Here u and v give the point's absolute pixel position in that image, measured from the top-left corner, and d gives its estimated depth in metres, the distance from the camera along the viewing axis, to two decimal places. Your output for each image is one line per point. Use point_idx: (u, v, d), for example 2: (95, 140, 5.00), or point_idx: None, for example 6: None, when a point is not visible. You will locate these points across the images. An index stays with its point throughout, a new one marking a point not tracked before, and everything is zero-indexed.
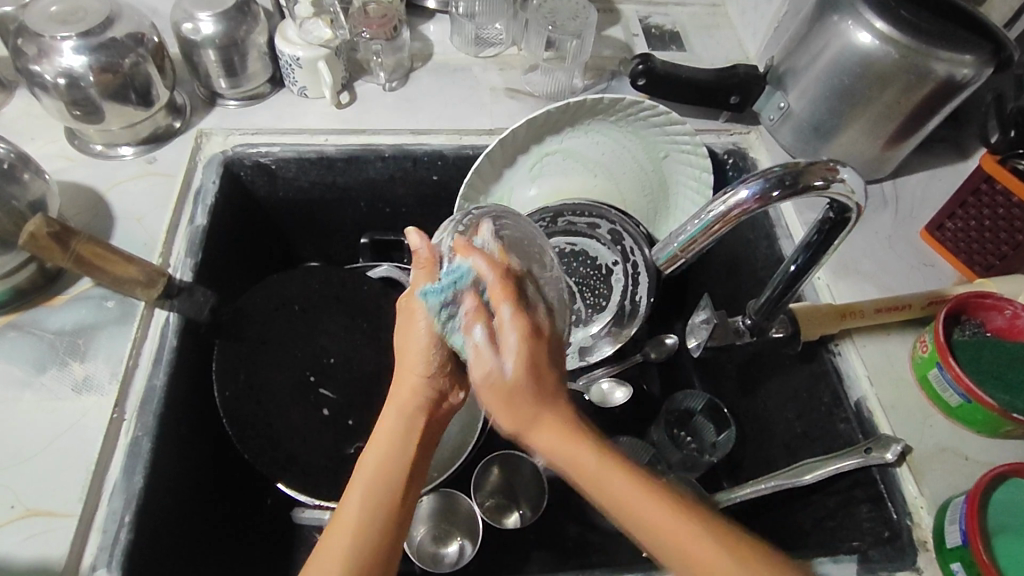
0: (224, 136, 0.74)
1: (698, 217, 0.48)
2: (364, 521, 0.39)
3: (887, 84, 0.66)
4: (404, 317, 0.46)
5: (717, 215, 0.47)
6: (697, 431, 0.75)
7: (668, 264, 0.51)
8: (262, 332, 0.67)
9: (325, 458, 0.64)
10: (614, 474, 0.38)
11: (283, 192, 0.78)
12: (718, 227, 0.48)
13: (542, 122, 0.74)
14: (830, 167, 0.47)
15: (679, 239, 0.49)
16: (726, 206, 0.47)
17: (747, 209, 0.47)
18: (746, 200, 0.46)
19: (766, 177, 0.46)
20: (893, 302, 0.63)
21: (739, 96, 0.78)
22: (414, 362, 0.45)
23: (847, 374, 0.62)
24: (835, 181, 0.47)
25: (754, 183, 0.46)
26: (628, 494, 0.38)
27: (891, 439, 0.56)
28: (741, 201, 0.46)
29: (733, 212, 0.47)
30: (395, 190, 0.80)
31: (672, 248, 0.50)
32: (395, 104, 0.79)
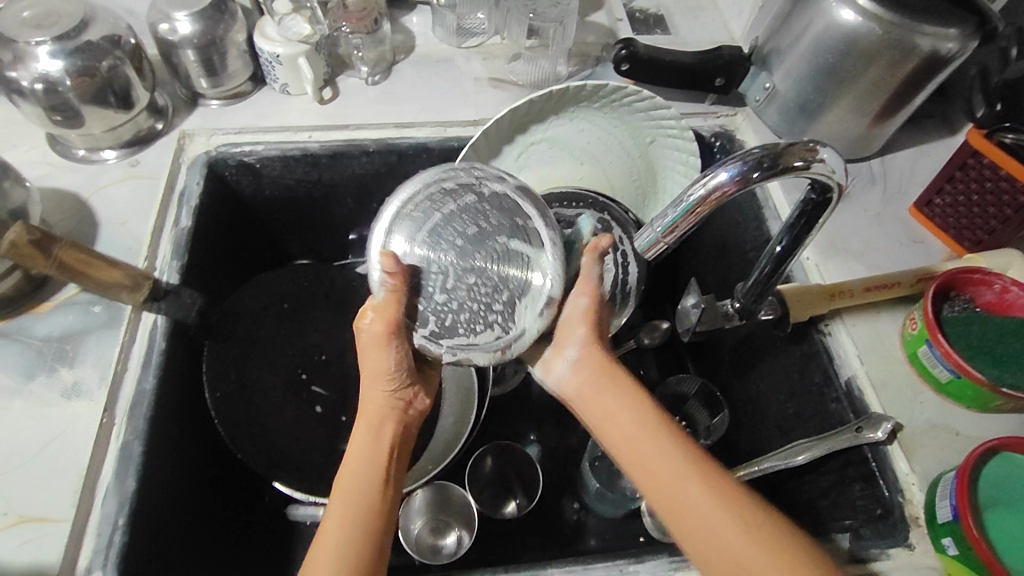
0: (207, 136, 0.73)
1: (679, 201, 0.47)
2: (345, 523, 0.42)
3: (871, 61, 0.65)
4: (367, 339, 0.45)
5: (697, 198, 0.46)
6: (692, 416, 0.73)
7: (650, 250, 0.50)
8: (252, 331, 0.67)
9: (317, 453, 0.65)
10: (641, 421, 0.45)
11: (268, 191, 0.77)
12: (699, 211, 0.47)
13: (526, 111, 0.74)
14: (810, 148, 0.46)
15: (661, 225, 0.49)
16: (705, 189, 0.46)
17: (727, 192, 0.46)
18: (725, 185, 0.46)
19: (748, 159, 0.45)
20: (882, 280, 0.63)
21: (724, 79, 0.78)
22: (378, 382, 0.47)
23: (838, 353, 0.62)
24: (815, 161, 0.46)
25: (733, 166, 0.45)
26: (644, 445, 0.44)
27: (875, 418, 0.56)
28: (720, 184, 0.46)
29: (715, 194, 0.46)
30: (381, 184, 0.80)
31: (654, 234, 0.49)
32: (379, 99, 0.78)
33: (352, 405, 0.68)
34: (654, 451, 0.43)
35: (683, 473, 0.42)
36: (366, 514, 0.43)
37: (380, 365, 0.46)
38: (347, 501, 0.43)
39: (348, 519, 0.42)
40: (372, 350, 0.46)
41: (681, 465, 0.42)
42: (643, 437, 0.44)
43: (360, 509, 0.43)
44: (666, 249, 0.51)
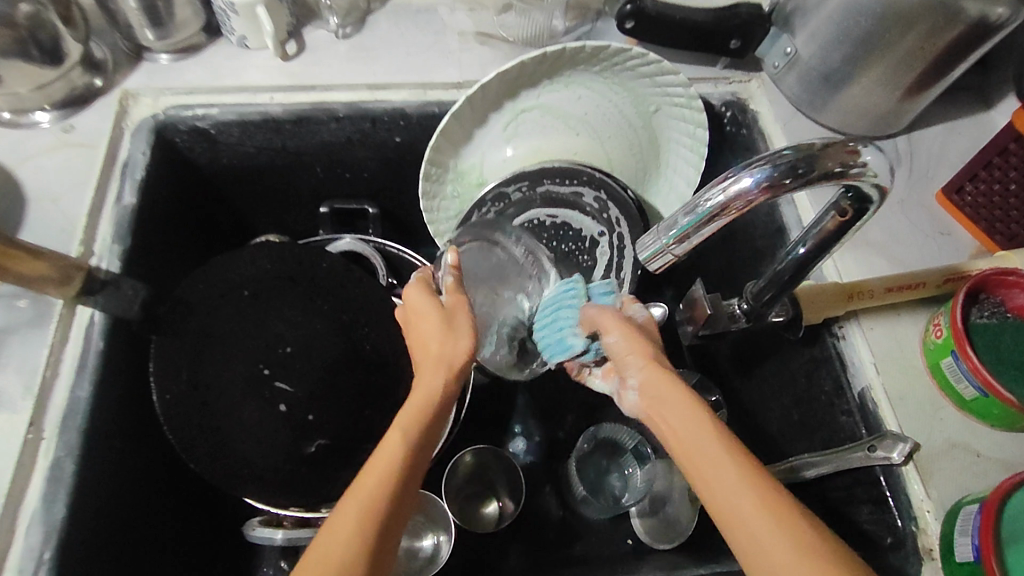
0: (154, 97, 0.65)
1: (694, 207, 0.40)
2: (409, 431, 0.42)
3: (910, 26, 0.57)
4: (423, 308, 0.49)
5: (716, 205, 0.39)
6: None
7: (653, 260, 0.43)
8: (206, 323, 0.62)
9: (280, 462, 0.61)
10: (700, 434, 0.39)
11: (226, 159, 0.70)
12: (717, 219, 0.40)
13: (517, 75, 0.65)
14: (850, 149, 0.39)
15: (669, 232, 0.41)
16: (728, 197, 0.39)
17: (750, 201, 0.39)
18: (749, 194, 0.39)
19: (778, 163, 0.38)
20: (904, 280, 0.57)
21: (739, 41, 0.68)
22: (444, 351, 0.46)
23: (852, 360, 0.57)
24: (854, 166, 0.39)
25: (760, 170, 0.38)
26: (704, 453, 0.39)
27: (886, 433, 0.52)
28: (744, 191, 0.38)
29: (739, 203, 0.39)
30: (354, 154, 0.72)
31: (660, 242, 0.41)
32: (351, 55, 0.69)
33: (320, 401, 0.64)
34: (711, 469, 0.38)
35: (751, 508, 0.37)
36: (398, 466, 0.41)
37: (460, 325, 0.48)
38: (401, 443, 0.42)
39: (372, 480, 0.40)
40: (436, 316, 0.48)
41: (744, 488, 0.37)
42: (705, 446, 0.39)
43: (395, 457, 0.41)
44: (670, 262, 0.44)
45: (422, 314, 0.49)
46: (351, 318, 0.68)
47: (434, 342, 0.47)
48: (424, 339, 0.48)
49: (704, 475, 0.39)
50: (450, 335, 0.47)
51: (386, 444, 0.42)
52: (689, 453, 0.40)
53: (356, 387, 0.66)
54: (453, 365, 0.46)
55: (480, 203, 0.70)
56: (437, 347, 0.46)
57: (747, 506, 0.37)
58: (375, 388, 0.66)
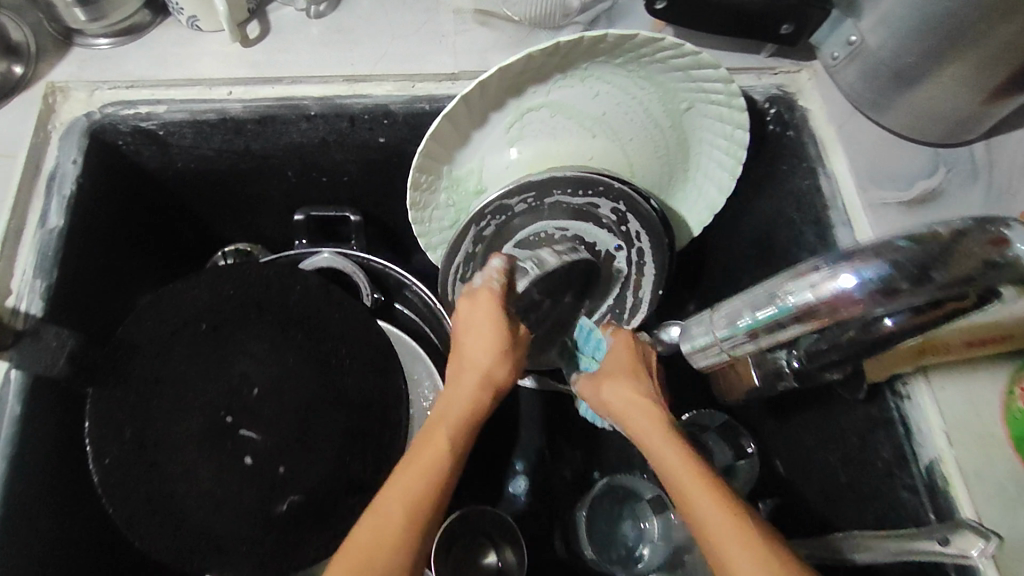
0: (87, 92, 0.54)
1: (770, 303, 0.38)
2: (436, 457, 0.46)
3: (1016, 15, 0.45)
4: (477, 318, 0.52)
5: (797, 305, 0.36)
6: (709, 446, 0.64)
7: (708, 350, 0.44)
8: (155, 368, 0.54)
9: (244, 527, 0.53)
10: (700, 488, 0.42)
11: (181, 162, 0.60)
12: (798, 320, 0.37)
13: (522, 69, 0.54)
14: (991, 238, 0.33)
15: (736, 325, 0.41)
16: (815, 296, 0.35)
17: (839, 305, 0.35)
18: (849, 295, 0.34)
19: (892, 261, 0.33)
20: (988, 333, 0.48)
21: (791, 26, 0.57)
22: (490, 366, 0.51)
23: (918, 426, 0.48)
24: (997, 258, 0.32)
25: (860, 271, 0.34)
26: (706, 508, 0.41)
27: (964, 524, 0.43)
28: (836, 292, 0.35)
29: (832, 305, 0.35)
30: (331, 156, 0.62)
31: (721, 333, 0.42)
32: (325, 39, 0.57)
33: (291, 453, 0.55)
34: (710, 520, 0.41)
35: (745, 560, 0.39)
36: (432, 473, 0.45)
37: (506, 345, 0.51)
38: (447, 443, 0.47)
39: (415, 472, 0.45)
40: (485, 334, 0.51)
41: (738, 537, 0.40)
42: (705, 500, 0.42)
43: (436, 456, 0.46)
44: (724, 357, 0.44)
45: (472, 328, 0.52)
46: (329, 351, 0.57)
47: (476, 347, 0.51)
48: (466, 355, 0.51)
49: (691, 508, 0.42)
50: (496, 355, 0.51)
51: (432, 440, 0.47)
52: (688, 502, 0.43)
53: (337, 433, 0.56)
54: (490, 378, 0.51)
55: (479, 218, 0.58)
56: (472, 361, 0.51)
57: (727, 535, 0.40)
58: (358, 431, 0.56)
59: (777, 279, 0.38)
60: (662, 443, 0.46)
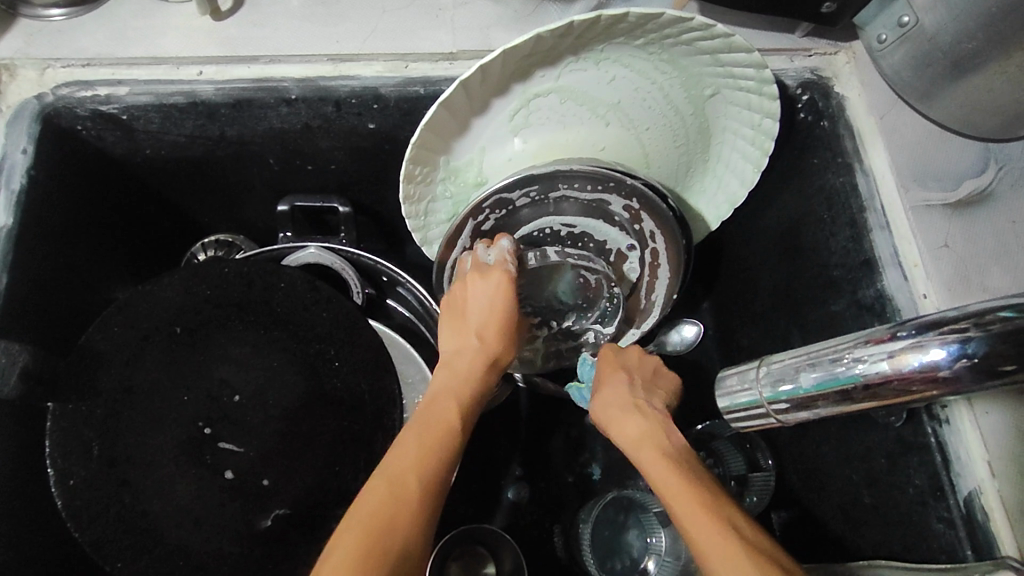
0: (39, 70, 0.48)
1: (837, 367, 0.33)
2: (435, 422, 0.44)
3: None
4: (482, 289, 0.50)
5: (876, 373, 0.32)
6: (720, 454, 0.60)
7: (744, 412, 0.38)
8: (125, 376, 0.48)
9: (224, 547, 0.48)
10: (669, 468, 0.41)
11: (149, 149, 0.54)
12: (865, 387, 0.32)
13: (529, 51, 0.48)
14: None
15: (785, 388, 0.36)
16: (892, 367, 0.31)
17: (925, 380, 0.31)
18: (935, 371, 0.30)
19: (999, 336, 0.29)
20: None
21: (834, 3, 0.50)
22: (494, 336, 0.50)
23: (958, 456, 0.44)
24: None
25: (956, 343, 0.30)
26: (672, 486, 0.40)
27: (1003, 566, 0.40)
28: (924, 365, 0.30)
29: (906, 380, 0.31)
30: (316, 143, 0.56)
31: (764, 394, 0.37)
32: (306, 11, 0.51)
33: (278, 465, 0.50)
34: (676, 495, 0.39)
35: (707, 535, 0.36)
36: (445, 440, 0.43)
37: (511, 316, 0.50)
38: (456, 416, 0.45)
39: (431, 437, 0.43)
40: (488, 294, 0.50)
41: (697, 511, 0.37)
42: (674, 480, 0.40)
43: (446, 428, 0.44)
44: (766, 426, 0.38)
45: (475, 299, 0.50)
46: (316, 355, 0.52)
47: (491, 313, 0.49)
48: (472, 322, 0.50)
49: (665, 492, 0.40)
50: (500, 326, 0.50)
51: (436, 412, 0.44)
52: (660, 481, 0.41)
53: (324, 444, 0.51)
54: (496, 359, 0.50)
55: (476, 212, 0.53)
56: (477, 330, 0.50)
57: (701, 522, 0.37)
58: (349, 436, 0.51)
59: (848, 340, 0.34)
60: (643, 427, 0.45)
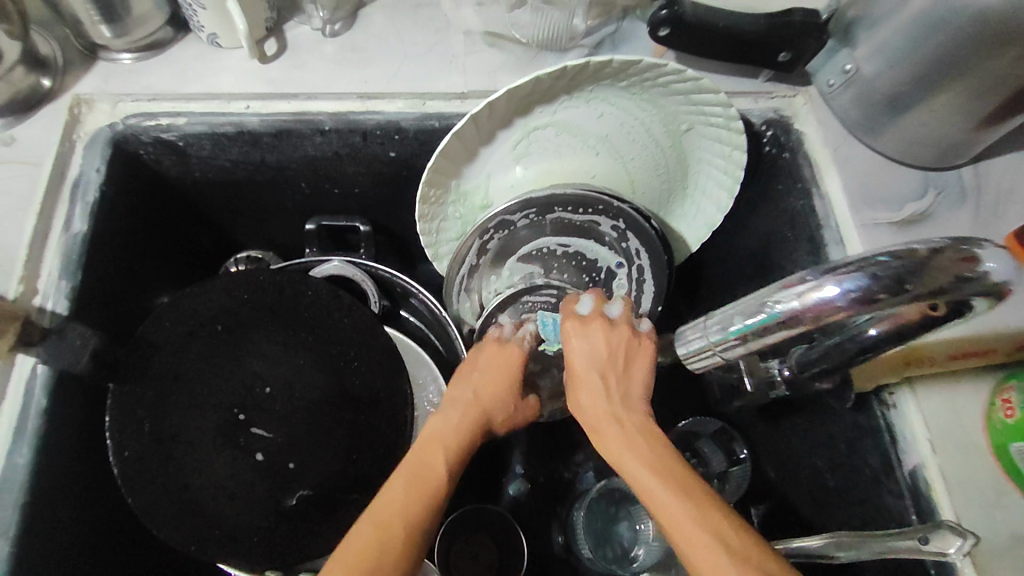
0: (112, 103, 0.56)
1: (757, 311, 0.38)
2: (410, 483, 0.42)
3: (1003, 48, 0.48)
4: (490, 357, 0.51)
5: (786, 310, 0.36)
6: (703, 453, 0.65)
7: (696, 356, 0.43)
8: (172, 364, 0.55)
9: (256, 518, 0.53)
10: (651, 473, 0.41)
11: (198, 172, 0.62)
12: (783, 325, 0.37)
13: (530, 91, 0.56)
14: (963, 255, 0.33)
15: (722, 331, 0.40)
16: (800, 305, 0.36)
17: (827, 312, 0.35)
18: (831, 303, 0.35)
19: (875, 270, 0.34)
20: (969, 346, 0.51)
21: (789, 54, 0.59)
22: (491, 392, 0.49)
23: (903, 436, 0.50)
24: (973, 279, 0.33)
25: (846, 279, 0.35)
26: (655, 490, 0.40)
27: (945, 524, 0.45)
28: (824, 301, 0.35)
29: (813, 315, 0.35)
30: (343, 169, 0.64)
31: (708, 340, 0.41)
32: (339, 57, 0.60)
33: (302, 449, 0.56)
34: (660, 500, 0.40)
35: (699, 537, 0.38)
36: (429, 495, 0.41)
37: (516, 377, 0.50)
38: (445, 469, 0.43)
39: (419, 488, 0.42)
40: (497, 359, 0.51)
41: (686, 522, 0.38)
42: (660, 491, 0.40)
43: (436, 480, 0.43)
44: (717, 362, 0.43)
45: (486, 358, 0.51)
46: (338, 355, 0.59)
47: (488, 391, 0.49)
48: (471, 375, 0.50)
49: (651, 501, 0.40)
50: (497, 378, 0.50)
51: (423, 465, 0.43)
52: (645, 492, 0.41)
53: (345, 431, 0.57)
54: (485, 404, 0.49)
55: (483, 231, 0.61)
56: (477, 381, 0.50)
57: (696, 532, 0.38)
58: (366, 425, 0.57)
59: (767, 288, 0.38)
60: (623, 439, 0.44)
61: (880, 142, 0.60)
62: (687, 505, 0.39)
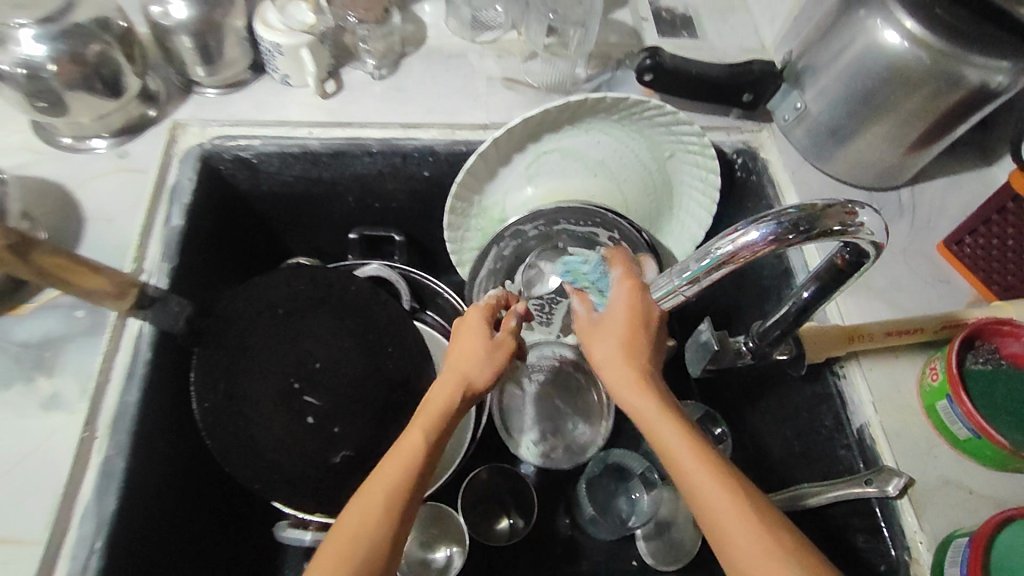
0: (202, 127, 0.69)
1: (704, 255, 0.44)
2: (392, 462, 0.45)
3: (914, 89, 0.61)
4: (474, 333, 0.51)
5: (724, 254, 0.43)
6: None
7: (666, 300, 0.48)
8: (243, 338, 0.66)
9: (308, 469, 0.64)
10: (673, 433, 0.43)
11: (265, 185, 0.74)
12: (725, 266, 0.44)
13: (540, 121, 0.70)
14: (848, 211, 0.43)
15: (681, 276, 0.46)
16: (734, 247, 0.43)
17: (756, 251, 0.43)
18: (756, 243, 0.42)
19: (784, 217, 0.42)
20: (903, 325, 0.61)
21: (752, 95, 0.73)
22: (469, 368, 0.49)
23: (852, 400, 0.61)
24: (852, 226, 0.43)
25: (766, 226, 0.42)
26: (676, 449, 0.43)
27: (886, 469, 0.56)
28: (751, 243, 0.42)
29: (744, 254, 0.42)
30: (384, 185, 0.76)
31: (672, 284, 0.47)
32: (385, 95, 0.74)
33: (346, 416, 0.67)
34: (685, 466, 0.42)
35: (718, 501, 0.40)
36: (406, 468, 0.45)
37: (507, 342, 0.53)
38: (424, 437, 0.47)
39: (396, 465, 0.45)
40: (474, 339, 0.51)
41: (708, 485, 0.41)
42: (685, 457, 0.42)
43: (412, 454, 0.46)
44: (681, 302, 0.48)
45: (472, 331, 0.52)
46: (376, 340, 0.69)
47: (466, 367, 0.49)
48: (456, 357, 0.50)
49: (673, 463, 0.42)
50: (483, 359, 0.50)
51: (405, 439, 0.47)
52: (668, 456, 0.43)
53: (380, 401, 0.67)
54: (468, 384, 0.49)
55: (498, 239, 0.73)
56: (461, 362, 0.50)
57: (720, 500, 0.40)
58: (398, 396, 0.68)
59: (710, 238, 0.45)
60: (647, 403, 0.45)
61: (837, 163, 0.71)
62: (709, 473, 0.41)
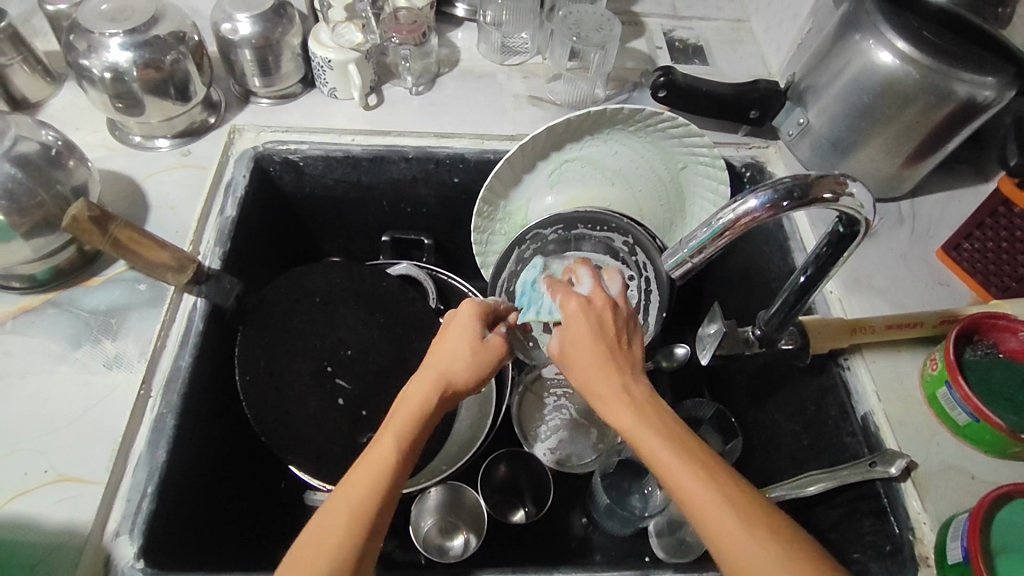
0: (256, 132, 0.77)
1: (709, 224, 0.47)
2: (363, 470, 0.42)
3: (907, 103, 0.66)
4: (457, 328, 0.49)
5: (727, 222, 0.46)
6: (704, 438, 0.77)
7: (677, 269, 0.50)
8: (284, 321, 0.71)
9: (338, 445, 0.67)
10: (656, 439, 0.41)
11: (309, 188, 0.81)
12: (728, 233, 0.47)
13: (563, 130, 0.76)
14: (840, 180, 0.47)
15: (690, 244, 0.49)
16: (737, 213, 0.46)
17: (757, 218, 0.46)
18: (756, 209, 0.46)
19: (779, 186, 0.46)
20: (903, 319, 0.64)
21: (759, 110, 0.79)
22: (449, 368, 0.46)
23: (856, 389, 0.64)
24: (844, 195, 0.47)
25: (764, 193, 0.46)
26: (660, 453, 0.40)
27: (892, 452, 0.58)
28: (751, 210, 0.46)
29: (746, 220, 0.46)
30: (417, 190, 0.83)
31: (682, 252, 0.49)
32: (421, 108, 0.81)
33: (374, 400, 0.71)
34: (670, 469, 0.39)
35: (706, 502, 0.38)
36: (377, 477, 0.41)
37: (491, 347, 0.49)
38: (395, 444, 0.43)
39: (364, 475, 0.41)
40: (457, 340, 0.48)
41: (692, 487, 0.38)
42: (672, 460, 0.39)
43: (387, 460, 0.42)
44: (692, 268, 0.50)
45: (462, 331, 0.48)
46: (403, 331, 0.75)
47: (444, 365, 0.46)
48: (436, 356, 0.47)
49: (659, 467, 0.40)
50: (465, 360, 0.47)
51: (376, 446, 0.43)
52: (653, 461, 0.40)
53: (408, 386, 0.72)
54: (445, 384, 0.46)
55: (519, 241, 0.78)
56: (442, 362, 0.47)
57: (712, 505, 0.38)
58: None
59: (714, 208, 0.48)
60: (629, 410, 0.43)
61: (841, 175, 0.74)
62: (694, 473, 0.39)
